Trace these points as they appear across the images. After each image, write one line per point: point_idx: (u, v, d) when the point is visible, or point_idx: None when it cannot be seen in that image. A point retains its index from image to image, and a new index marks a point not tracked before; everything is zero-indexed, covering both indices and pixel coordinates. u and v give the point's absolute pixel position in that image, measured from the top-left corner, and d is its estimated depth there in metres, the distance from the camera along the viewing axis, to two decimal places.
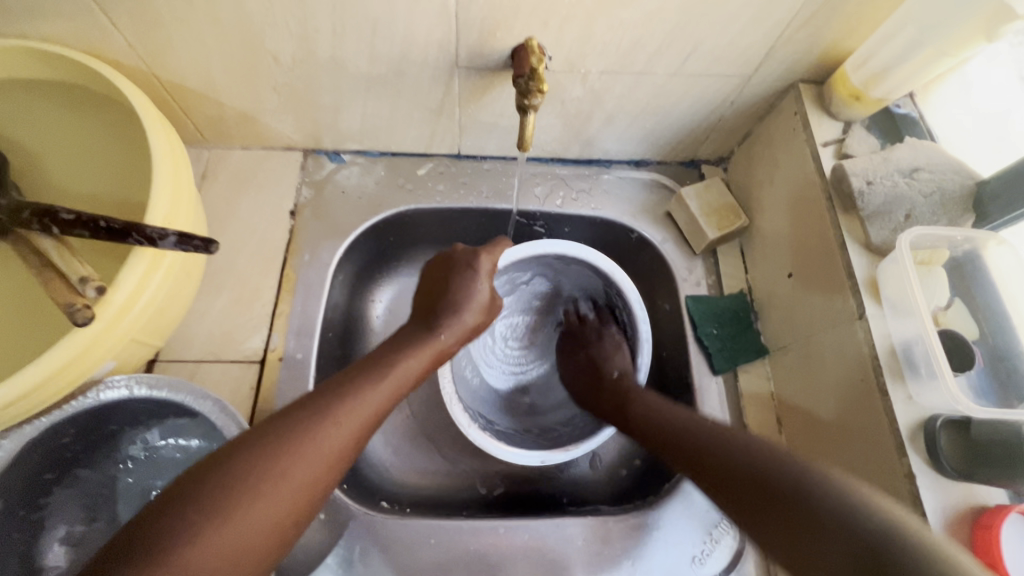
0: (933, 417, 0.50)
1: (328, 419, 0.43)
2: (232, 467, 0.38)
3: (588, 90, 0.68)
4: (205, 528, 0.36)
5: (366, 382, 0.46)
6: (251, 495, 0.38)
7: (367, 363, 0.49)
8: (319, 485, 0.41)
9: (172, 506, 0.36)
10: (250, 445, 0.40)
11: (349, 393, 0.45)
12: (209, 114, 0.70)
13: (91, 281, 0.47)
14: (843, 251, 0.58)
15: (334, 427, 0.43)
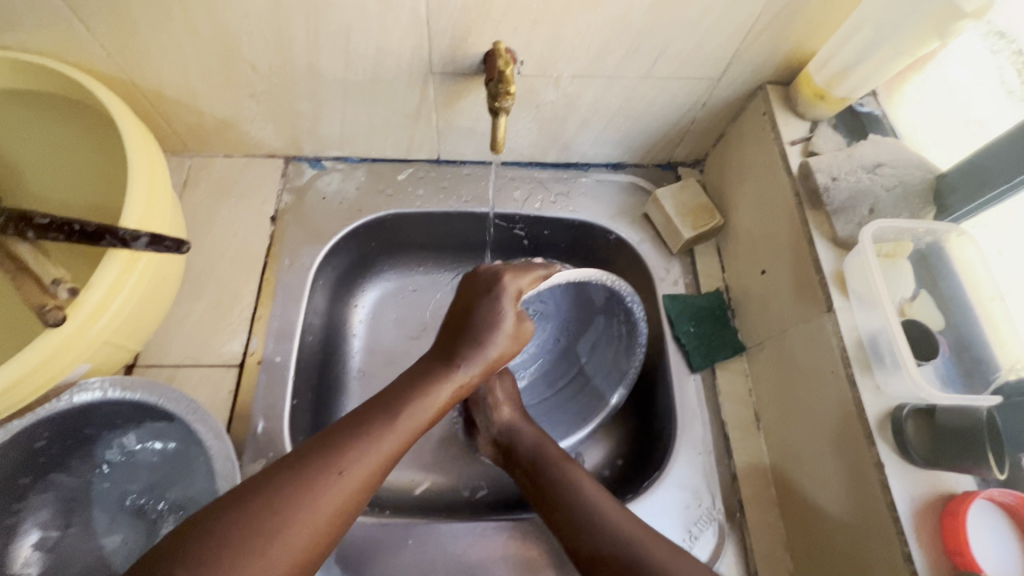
0: (900, 407, 0.51)
1: (342, 462, 0.44)
2: (247, 509, 0.40)
3: (561, 94, 0.69)
4: (218, 569, 0.37)
5: (380, 423, 0.47)
6: (263, 538, 0.39)
7: (381, 402, 0.49)
8: (332, 528, 0.42)
9: (190, 542, 0.38)
10: (267, 485, 0.41)
11: (363, 434, 0.46)
12: (190, 123, 0.72)
13: (64, 282, 0.49)
14: (811, 246, 0.59)
15: (344, 471, 0.43)
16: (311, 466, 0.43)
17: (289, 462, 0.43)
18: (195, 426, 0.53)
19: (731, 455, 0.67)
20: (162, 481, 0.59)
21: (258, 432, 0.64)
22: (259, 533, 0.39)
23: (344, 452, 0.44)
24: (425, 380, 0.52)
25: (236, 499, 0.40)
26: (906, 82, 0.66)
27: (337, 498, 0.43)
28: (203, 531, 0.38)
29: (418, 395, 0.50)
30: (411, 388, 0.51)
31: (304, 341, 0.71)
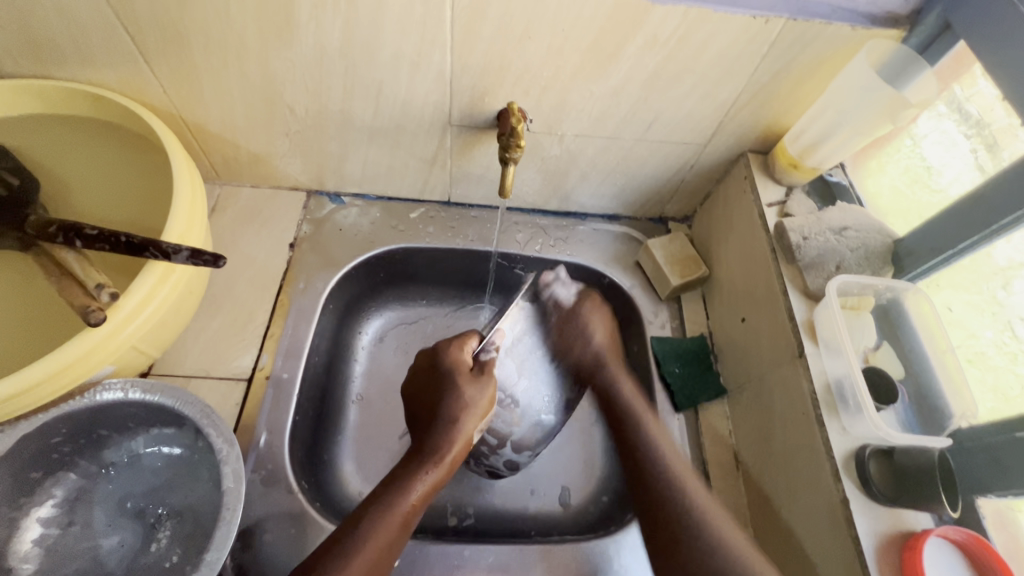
0: (863, 446, 0.55)
1: (370, 535, 0.54)
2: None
3: (564, 150, 0.77)
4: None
5: (423, 461, 0.61)
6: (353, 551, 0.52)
7: (386, 498, 0.57)
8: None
9: (309, 562, 0.52)
10: (354, 517, 0.55)
11: (376, 528, 0.54)
12: (226, 154, 0.79)
13: (106, 287, 0.53)
14: (785, 297, 0.65)
15: (404, 495, 0.58)
16: (338, 559, 0.51)
17: (326, 553, 0.52)
18: (207, 430, 0.55)
19: (710, 493, 0.70)
20: (165, 486, 0.61)
21: (260, 444, 0.66)
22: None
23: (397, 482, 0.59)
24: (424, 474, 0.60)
25: (334, 536, 0.54)
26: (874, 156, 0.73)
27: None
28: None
29: (408, 487, 0.59)
30: (404, 481, 0.59)
31: (311, 361, 0.75)
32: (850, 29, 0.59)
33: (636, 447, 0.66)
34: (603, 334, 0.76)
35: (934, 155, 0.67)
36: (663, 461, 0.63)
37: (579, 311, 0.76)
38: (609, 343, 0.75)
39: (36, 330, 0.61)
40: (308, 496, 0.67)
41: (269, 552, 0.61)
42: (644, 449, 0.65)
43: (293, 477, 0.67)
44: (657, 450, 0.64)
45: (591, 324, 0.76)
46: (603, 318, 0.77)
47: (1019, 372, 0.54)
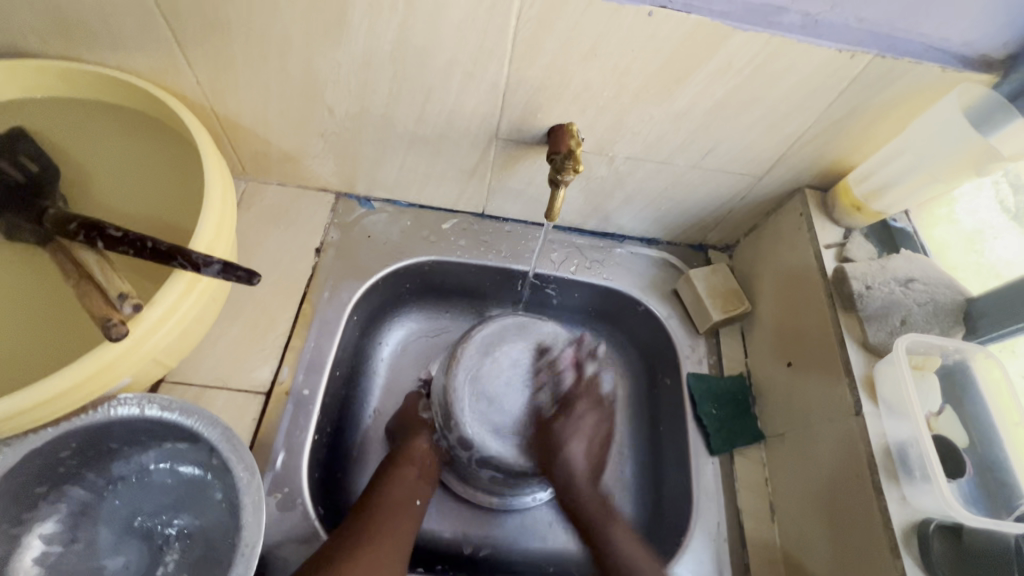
0: (925, 520, 0.51)
1: (382, 502, 0.64)
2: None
3: (612, 171, 0.73)
4: (358, 541, 0.59)
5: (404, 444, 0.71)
6: (372, 519, 0.62)
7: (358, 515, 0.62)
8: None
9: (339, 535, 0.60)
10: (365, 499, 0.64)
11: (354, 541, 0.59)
12: (256, 151, 0.74)
13: (130, 298, 0.48)
14: (842, 348, 0.61)
15: (399, 468, 0.68)
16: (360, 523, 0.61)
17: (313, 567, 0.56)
18: (227, 455, 0.52)
19: (743, 546, 0.66)
20: (174, 505, 0.58)
21: (277, 465, 0.63)
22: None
23: (390, 465, 0.69)
24: (389, 485, 0.66)
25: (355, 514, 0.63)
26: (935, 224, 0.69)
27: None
28: (334, 543, 0.58)
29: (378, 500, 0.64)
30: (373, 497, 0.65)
31: (333, 375, 0.72)
32: (940, 70, 0.55)
33: (593, 528, 0.63)
34: (589, 458, 0.68)
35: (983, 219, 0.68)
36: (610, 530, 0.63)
37: (577, 410, 0.69)
38: (593, 472, 0.68)
39: (49, 330, 0.57)
40: (323, 522, 0.63)
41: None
42: (600, 530, 0.63)
43: (310, 502, 0.63)
44: (603, 528, 0.63)
45: (585, 425, 0.69)
46: (598, 413, 0.71)
47: None
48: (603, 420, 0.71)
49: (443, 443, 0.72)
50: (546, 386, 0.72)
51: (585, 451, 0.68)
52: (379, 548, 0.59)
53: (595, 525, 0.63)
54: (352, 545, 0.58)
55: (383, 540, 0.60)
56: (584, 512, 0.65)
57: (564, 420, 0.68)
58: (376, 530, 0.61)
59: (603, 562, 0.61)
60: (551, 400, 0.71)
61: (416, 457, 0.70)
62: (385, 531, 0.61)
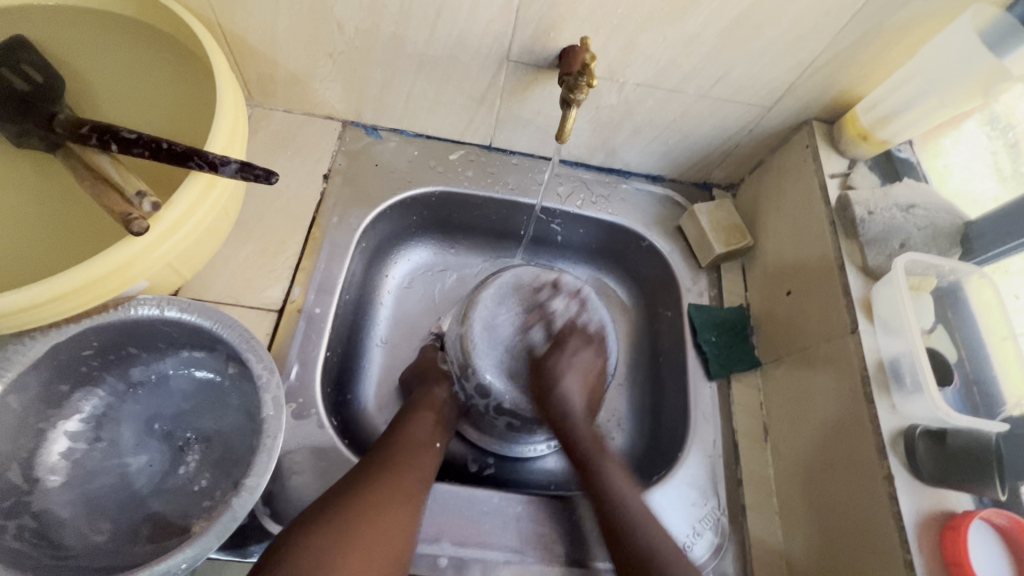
0: (912, 425, 0.54)
1: (402, 445, 0.59)
2: (324, 537, 0.48)
3: (622, 99, 0.73)
4: (377, 477, 0.54)
5: (420, 396, 0.68)
6: (392, 459, 0.57)
7: (376, 453, 0.58)
8: (396, 546, 0.51)
9: (354, 476, 0.54)
10: (383, 443, 0.60)
11: (371, 475, 0.55)
12: (262, 72, 0.73)
13: (147, 196, 0.49)
14: (842, 272, 0.63)
15: (417, 415, 0.65)
16: (378, 462, 0.56)
17: (326, 500, 0.52)
18: (246, 355, 0.53)
19: (737, 462, 0.69)
20: (194, 410, 0.60)
21: (291, 377, 0.65)
22: (347, 555, 0.48)
23: (407, 413, 0.65)
24: (406, 428, 0.62)
25: (371, 456, 0.58)
26: (945, 183, 0.68)
27: (389, 521, 0.51)
28: (351, 482, 0.53)
29: (396, 440, 0.60)
30: (390, 438, 0.61)
31: (342, 299, 0.73)
32: None
33: (590, 465, 0.63)
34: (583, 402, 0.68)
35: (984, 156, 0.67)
36: (612, 477, 0.62)
37: (568, 348, 0.70)
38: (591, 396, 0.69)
39: (70, 238, 0.58)
40: (336, 432, 0.66)
41: (293, 484, 0.60)
42: (625, 530, 0.57)
43: (323, 413, 0.65)
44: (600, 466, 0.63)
45: (577, 361, 0.69)
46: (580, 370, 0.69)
47: None
48: (597, 356, 0.71)
49: (461, 394, 0.72)
50: (537, 325, 0.73)
51: (583, 394, 0.67)
52: (401, 488, 0.54)
53: (589, 458, 0.63)
54: (371, 484, 0.53)
55: (404, 479, 0.55)
56: (581, 449, 0.64)
57: (558, 355, 0.69)
58: (395, 469, 0.56)
59: (598, 500, 0.61)
60: (544, 340, 0.72)
61: (435, 405, 0.68)
62: (406, 473, 0.56)
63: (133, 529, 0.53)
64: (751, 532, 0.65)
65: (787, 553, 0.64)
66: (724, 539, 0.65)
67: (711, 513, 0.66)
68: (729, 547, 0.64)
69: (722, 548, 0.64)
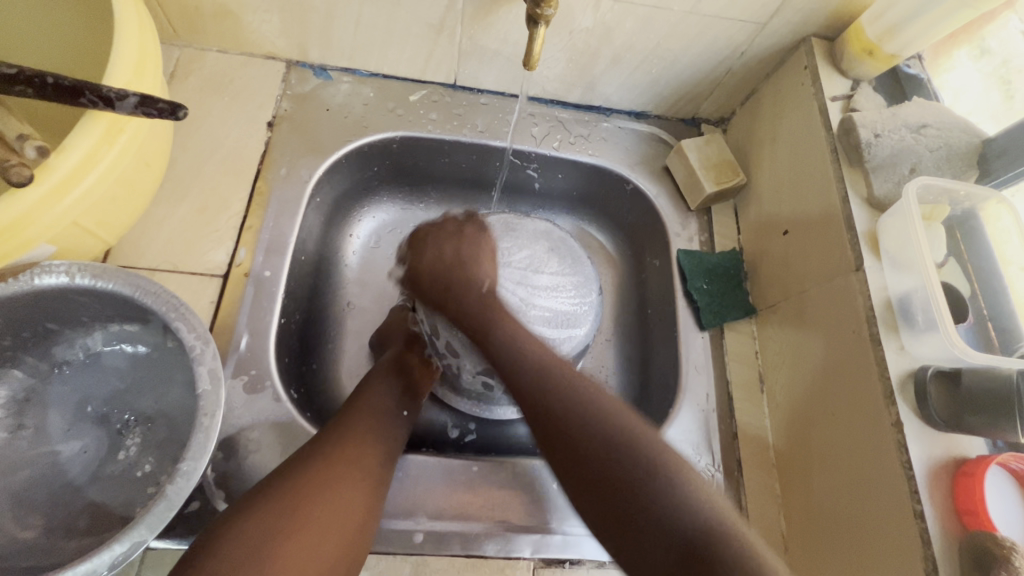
0: (923, 368, 0.50)
1: (360, 415, 0.54)
2: (266, 521, 0.43)
3: (598, 21, 0.64)
4: (329, 454, 0.49)
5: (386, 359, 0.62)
6: (347, 432, 0.51)
7: (332, 423, 0.53)
8: (350, 527, 0.46)
9: (304, 452, 0.49)
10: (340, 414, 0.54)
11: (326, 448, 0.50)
12: (183, 4, 0.63)
13: (31, 139, 0.41)
14: (845, 204, 0.57)
15: (379, 380, 0.59)
16: (333, 435, 0.51)
17: (274, 479, 0.47)
18: (175, 325, 0.47)
19: (732, 415, 0.65)
20: (131, 390, 0.54)
21: (241, 348, 0.59)
22: (287, 541, 0.43)
23: (371, 378, 0.59)
24: (369, 395, 0.57)
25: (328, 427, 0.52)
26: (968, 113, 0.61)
27: (342, 501, 0.47)
28: (299, 459, 0.48)
29: (356, 408, 0.55)
30: (350, 406, 0.55)
31: (296, 260, 0.66)
32: None
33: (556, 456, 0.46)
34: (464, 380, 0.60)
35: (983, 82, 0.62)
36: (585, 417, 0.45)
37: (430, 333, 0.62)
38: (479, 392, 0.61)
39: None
40: (297, 405, 0.60)
41: (248, 464, 0.55)
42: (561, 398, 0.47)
43: (280, 385, 0.59)
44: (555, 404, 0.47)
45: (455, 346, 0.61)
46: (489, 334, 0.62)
47: None
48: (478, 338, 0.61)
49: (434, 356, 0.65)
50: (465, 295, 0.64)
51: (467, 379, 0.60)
52: (353, 466, 0.49)
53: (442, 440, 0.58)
54: (319, 463, 0.48)
55: (358, 455, 0.50)
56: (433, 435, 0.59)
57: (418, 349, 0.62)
58: (351, 443, 0.51)
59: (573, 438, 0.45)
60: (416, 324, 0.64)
61: (404, 365, 0.62)
62: (362, 447, 0.51)
63: (68, 523, 0.48)
64: (746, 488, 0.62)
65: (785, 507, 0.60)
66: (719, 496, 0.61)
67: (705, 470, 0.62)
68: None
69: None
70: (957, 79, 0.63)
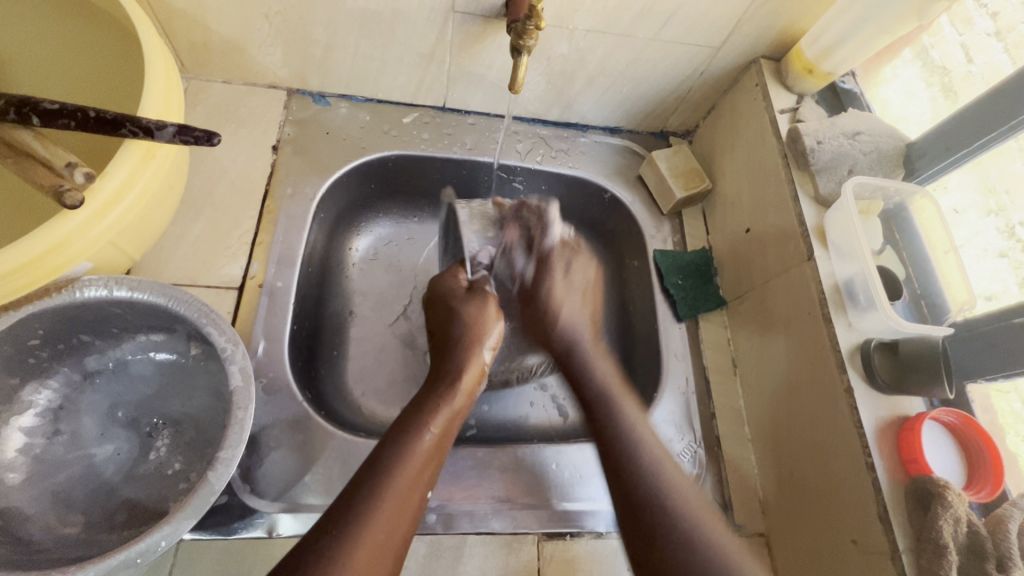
0: (867, 340, 0.57)
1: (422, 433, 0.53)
2: (325, 541, 0.44)
3: (573, 48, 0.72)
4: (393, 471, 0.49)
5: (455, 366, 0.61)
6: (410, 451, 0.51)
7: (405, 430, 0.53)
8: (402, 541, 0.47)
9: (372, 468, 0.49)
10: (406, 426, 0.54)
11: (401, 461, 0.50)
12: (193, 40, 0.69)
13: (79, 166, 0.45)
14: (796, 202, 0.65)
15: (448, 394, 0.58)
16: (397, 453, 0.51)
17: (348, 495, 0.47)
18: (207, 329, 0.52)
19: (710, 397, 0.72)
20: (159, 395, 0.58)
21: (258, 353, 0.63)
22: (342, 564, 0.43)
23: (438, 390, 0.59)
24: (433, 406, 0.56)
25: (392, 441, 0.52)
26: (899, 117, 0.72)
27: (389, 530, 0.46)
28: (363, 480, 0.48)
29: (428, 417, 0.55)
30: (421, 414, 0.55)
31: (304, 271, 0.71)
32: None
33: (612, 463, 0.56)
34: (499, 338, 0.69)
35: (917, 86, 0.71)
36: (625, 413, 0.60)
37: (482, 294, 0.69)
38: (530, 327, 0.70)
39: (15, 233, 0.56)
40: (312, 405, 0.65)
41: (269, 460, 0.59)
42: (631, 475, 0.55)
43: (295, 386, 0.64)
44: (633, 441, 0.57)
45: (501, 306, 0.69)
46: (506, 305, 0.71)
47: None
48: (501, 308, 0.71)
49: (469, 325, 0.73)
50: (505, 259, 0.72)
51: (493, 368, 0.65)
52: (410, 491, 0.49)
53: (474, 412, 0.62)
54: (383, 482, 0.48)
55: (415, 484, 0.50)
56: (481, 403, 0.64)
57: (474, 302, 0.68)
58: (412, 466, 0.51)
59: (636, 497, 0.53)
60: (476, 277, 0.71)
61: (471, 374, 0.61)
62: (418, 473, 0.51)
63: (106, 519, 0.51)
64: (726, 461, 0.68)
65: (761, 477, 0.67)
66: (701, 469, 0.67)
67: (688, 446, 0.68)
68: (707, 477, 0.67)
69: (701, 479, 0.67)
70: (893, 87, 0.73)
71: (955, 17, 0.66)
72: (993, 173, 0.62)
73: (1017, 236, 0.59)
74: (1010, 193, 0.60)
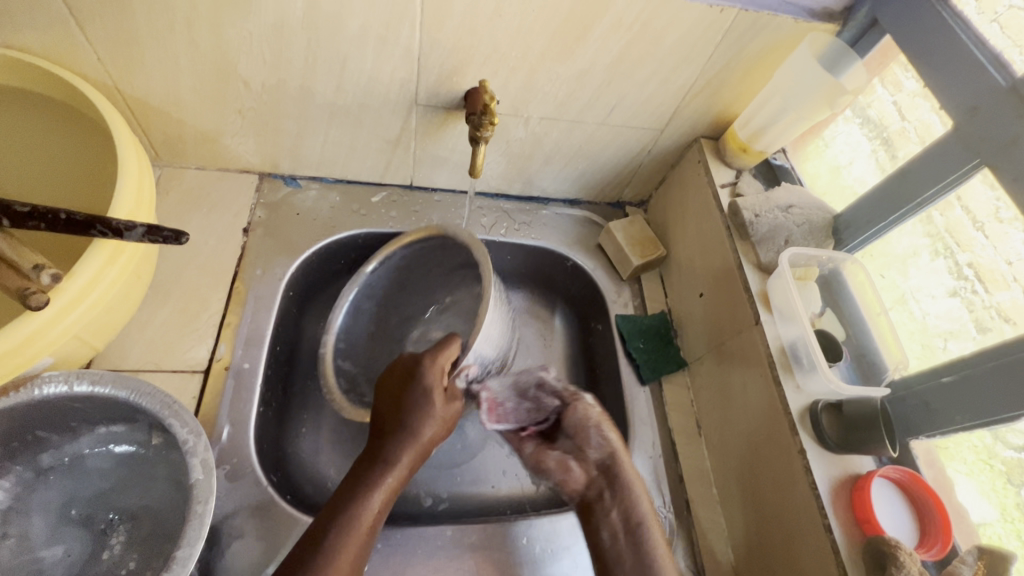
0: (815, 401, 0.60)
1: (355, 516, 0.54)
2: None
3: (529, 133, 0.78)
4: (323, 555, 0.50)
5: (395, 445, 0.59)
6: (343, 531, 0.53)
7: (345, 503, 0.55)
8: None
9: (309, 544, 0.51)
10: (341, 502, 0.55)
11: (341, 538, 0.52)
12: (168, 134, 0.72)
13: (47, 268, 0.46)
14: (741, 271, 0.70)
15: (382, 472, 0.57)
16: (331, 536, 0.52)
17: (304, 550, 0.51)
18: (169, 421, 0.51)
19: (676, 459, 0.73)
20: (116, 488, 0.57)
21: (223, 438, 0.63)
22: None
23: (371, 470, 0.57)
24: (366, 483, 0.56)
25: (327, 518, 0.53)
26: (828, 189, 0.78)
27: None
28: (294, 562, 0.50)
29: (368, 490, 0.56)
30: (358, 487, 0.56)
31: (272, 350, 0.71)
32: (793, 22, 0.65)
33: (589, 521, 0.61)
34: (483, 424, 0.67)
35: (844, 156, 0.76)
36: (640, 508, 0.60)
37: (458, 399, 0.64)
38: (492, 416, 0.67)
39: None
40: (278, 489, 0.63)
41: (233, 550, 0.58)
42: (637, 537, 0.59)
43: (261, 470, 0.63)
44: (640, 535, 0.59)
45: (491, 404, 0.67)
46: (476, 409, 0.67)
47: (994, 302, 0.57)
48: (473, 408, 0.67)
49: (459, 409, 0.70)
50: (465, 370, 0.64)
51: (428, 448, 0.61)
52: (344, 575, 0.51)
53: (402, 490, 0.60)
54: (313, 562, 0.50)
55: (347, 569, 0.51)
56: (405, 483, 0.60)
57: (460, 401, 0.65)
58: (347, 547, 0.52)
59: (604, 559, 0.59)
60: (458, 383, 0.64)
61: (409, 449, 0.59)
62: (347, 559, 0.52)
63: None
64: (696, 525, 0.69)
65: (731, 539, 0.67)
66: (672, 535, 0.68)
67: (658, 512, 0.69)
68: (678, 542, 0.68)
69: (672, 545, 0.67)
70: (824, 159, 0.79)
71: (887, 79, 0.70)
72: (936, 216, 0.62)
73: (965, 275, 0.60)
74: (955, 236, 0.60)
